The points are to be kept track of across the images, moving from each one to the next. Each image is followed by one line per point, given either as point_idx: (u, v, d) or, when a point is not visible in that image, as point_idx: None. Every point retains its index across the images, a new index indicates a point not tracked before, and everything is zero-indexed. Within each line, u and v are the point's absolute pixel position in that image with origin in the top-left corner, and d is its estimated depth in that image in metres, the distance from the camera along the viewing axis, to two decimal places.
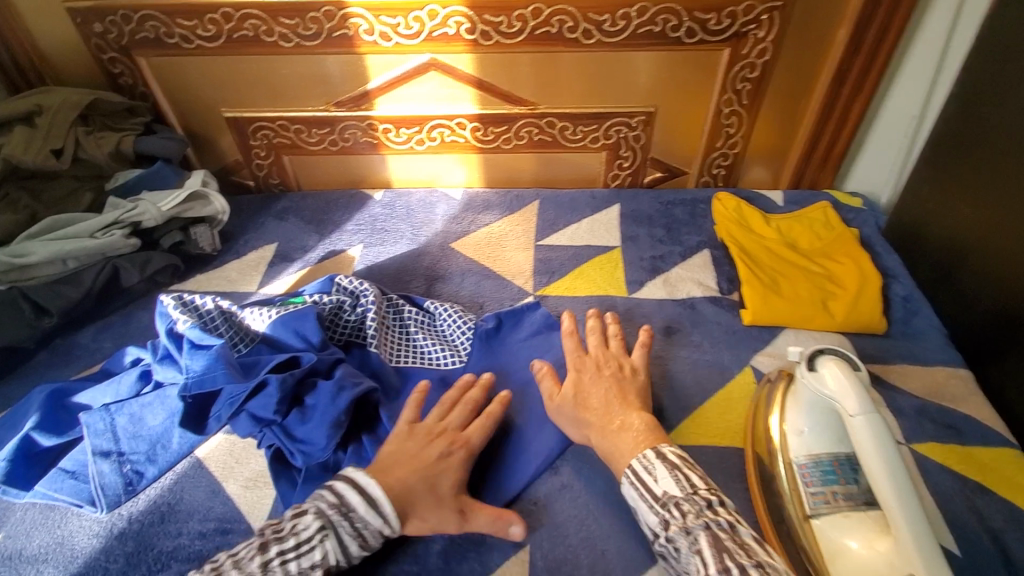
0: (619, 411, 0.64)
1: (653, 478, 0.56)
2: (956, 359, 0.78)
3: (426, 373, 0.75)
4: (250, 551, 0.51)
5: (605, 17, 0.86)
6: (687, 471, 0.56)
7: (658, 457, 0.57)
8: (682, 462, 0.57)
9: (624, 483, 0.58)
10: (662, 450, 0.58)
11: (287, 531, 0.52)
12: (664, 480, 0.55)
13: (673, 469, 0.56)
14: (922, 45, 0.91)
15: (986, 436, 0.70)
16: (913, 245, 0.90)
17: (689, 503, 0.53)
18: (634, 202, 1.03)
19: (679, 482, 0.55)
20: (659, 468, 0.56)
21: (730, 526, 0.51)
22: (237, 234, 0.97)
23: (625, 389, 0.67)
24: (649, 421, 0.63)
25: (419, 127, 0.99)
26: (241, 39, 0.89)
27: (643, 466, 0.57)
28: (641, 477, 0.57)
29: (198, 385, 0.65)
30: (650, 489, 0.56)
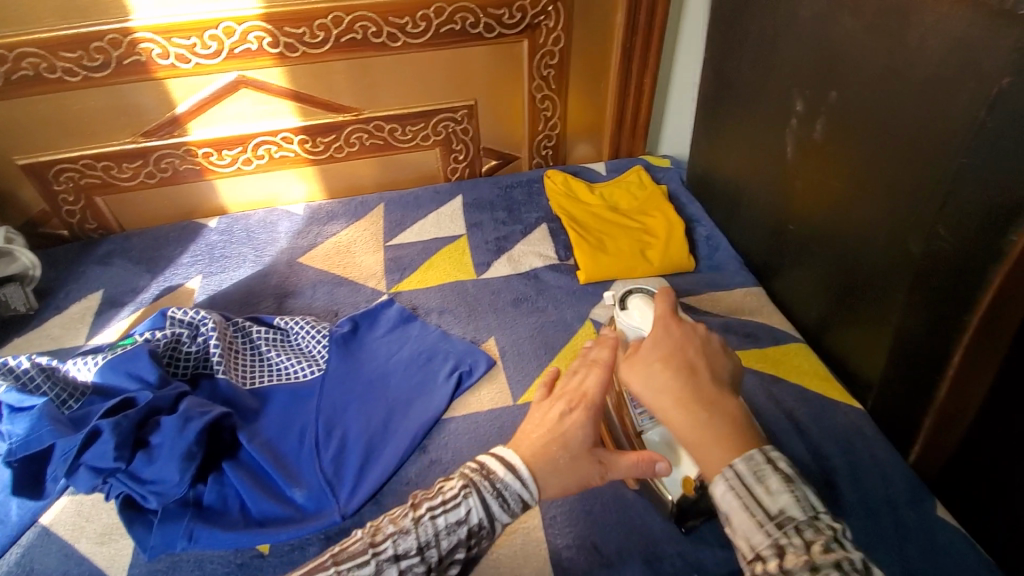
0: (707, 394, 0.49)
1: (761, 486, 0.43)
2: (751, 280, 0.93)
3: (283, 389, 0.75)
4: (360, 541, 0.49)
5: (406, 20, 0.90)
6: (804, 489, 0.44)
7: (769, 460, 0.45)
8: (797, 475, 0.45)
9: (718, 484, 0.45)
10: (772, 451, 0.45)
11: (436, 491, 0.51)
12: (779, 492, 0.43)
13: (789, 482, 0.43)
14: (688, 22, 1.06)
15: (776, 337, 0.84)
16: (706, 194, 1.05)
17: (810, 529, 0.41)
18: (474, 191, 1.09)
19: (800, 501, 0.42)
20: (771, 477, 0.44)
21: (867, 569, 0.40)
22: (55, 288, 0.89)
23: (715, 361, 0.52)
24: (739, 408, 0.49)
25: (242, 147, 0.97)
26: (22, 80, 0.83)
27: (751, 468, 0.44)
28: (745, 482, 0.44)
29: (24, 447, 0.62)
30: (756, 497, 0.43)
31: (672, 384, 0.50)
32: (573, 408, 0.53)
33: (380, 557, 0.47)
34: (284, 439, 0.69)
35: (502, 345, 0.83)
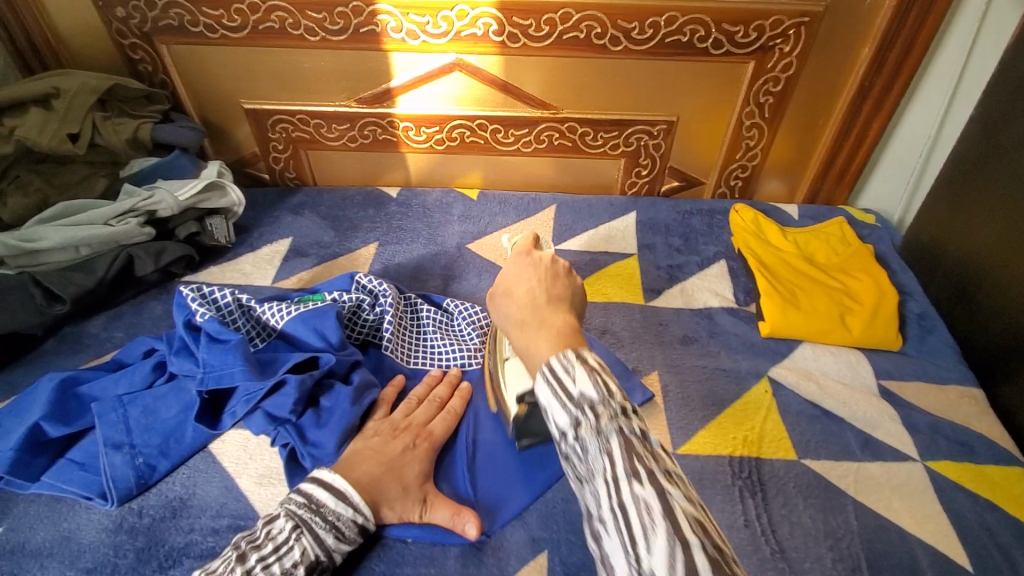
0: (544, 314, 0.52)
1: (568, 377, 0.45)
2: (970, 379, 0.79)
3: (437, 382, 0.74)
4: (227, 565, 0.49)
5: (633, 25, 0.87)
6: (606, 376, 0.45)
7: (577, 357, 0.46)
8: (602, 366, 0.46)
9: (537, 380, 0.47)
10: (584, 352, 0.47)
11: (263, 538, 0.52)
12: (582, 380, 0.45)
13: (592, 372, 0.45)
14: (940, 67, 0.91)
15: (1001, 455, 0.70)
16: (931, 265, 0.92)
17: (602, 407, 0.43)
18: (651, 211, 1.03)
19: (598, 386, 0.44)
20: (577, 369, 0.45)
21: (643, 435, 0.43)
22: (251, 228, 0.95)
23: (555, 287, 0.56)
24: (573, 325, 0.52)
25: (439, 126, 0.99)
26: (266, 31, 0.89)
27: (562, 365, 0.46)
28: (556, 377, 0.45)
29: (215, 380, 0.62)
30: (580, 427, 0.43)
31: (515, 304, 0.54)
32: (417, 444, 0.62)
33: None
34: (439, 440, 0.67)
35: (666, 383, 0.77)
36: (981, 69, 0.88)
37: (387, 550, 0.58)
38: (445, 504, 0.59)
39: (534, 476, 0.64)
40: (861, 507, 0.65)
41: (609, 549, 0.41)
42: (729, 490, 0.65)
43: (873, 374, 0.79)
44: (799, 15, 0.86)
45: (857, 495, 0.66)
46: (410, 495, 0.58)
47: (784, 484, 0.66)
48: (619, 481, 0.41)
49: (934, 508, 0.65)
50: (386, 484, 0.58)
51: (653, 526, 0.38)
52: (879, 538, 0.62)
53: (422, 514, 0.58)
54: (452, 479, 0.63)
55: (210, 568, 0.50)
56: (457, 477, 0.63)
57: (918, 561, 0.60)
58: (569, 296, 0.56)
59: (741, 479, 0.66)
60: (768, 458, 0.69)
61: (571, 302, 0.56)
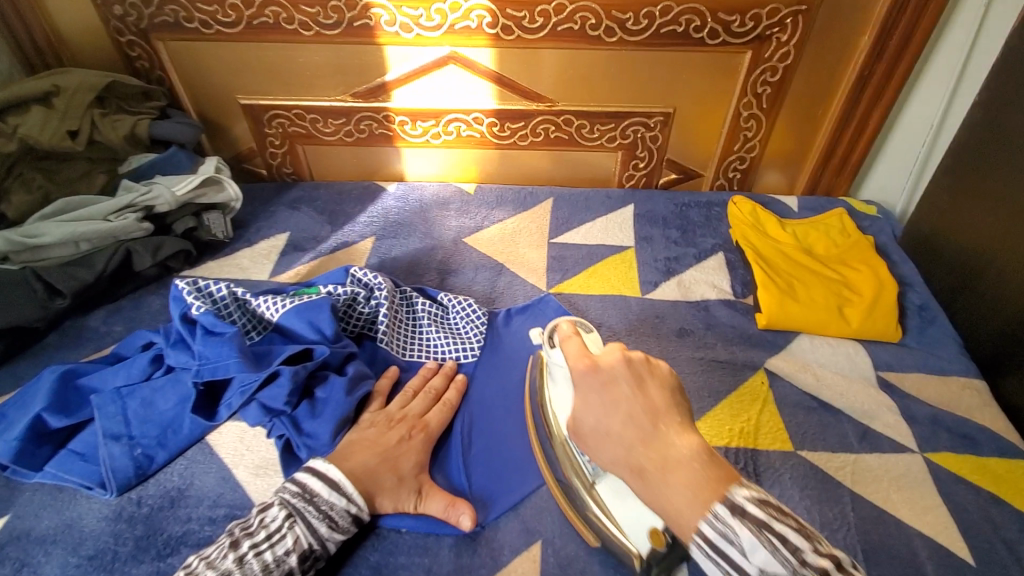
0: (659, 447, 0.44)
1: (734, 548, 0.40)
2: (971, 370, 0.78)
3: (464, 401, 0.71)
4: (221, 552, 0.50)
5: (629, 15, 0.86)
6: (775, 529, 0.39)
7: (733, 514, 0.40)
8: (764, 508, 0.41)
9: (693, 549, 0.42)
10: (739, 498, 0.41)
11: (257, 526, 0.52)
12: (755, 551, 0.39)
13: (759, 534, 0.39)
14: (945, 54, 0.91)
15: (1001, 446, 0.69)
16: (932, 255, 0.91)
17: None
18: (649, 203, 1.02)
19: (778, 556, 0.39)
20: (740, 532, 0.40)
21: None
22: (248, 223, 0.96)
23: (656, 407, 0.46)
24: (700, 447, 0.44)
25: (435, 120, 0.99)
26: (261, 26, 0.89)
27: (718, 531, 0.40)
28: (717, 549, 0.40)
29: (211, 372, 0.63)
30: (736, 563, 0.40)
31: (623, 450, 0.46)
32: (412, 435, 0.62)
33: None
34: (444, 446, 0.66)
35: None
36: (986, 56, 0.87)
37: (382, 540, 0.58)
38: (440, 494, 0.59)
39: (530, 470, 0.64)
40: (859, 499, 0.64)
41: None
42: None
43: (872, 365, 0.78)
44: (795, 4, 0.86)
45: (855, 486, 0.65)
46: (405, 486, 0.58)
47: (782, 475, 0.66)
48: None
49: (933, 499, 0.64)
50: (380, 474, 0.58)
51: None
52: (877, 529, 0.62)
53: (418, 504, 0.59)
54: (447, 470, 0.64)
55: (204, 554, 0.51)
56: (452, 467, 0.64)
57: (916, 553, 0.60)
58: (670, 396, 0.48)
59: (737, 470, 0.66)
60: (765, 450, 0.68)
61: (675, 405, 0.47)
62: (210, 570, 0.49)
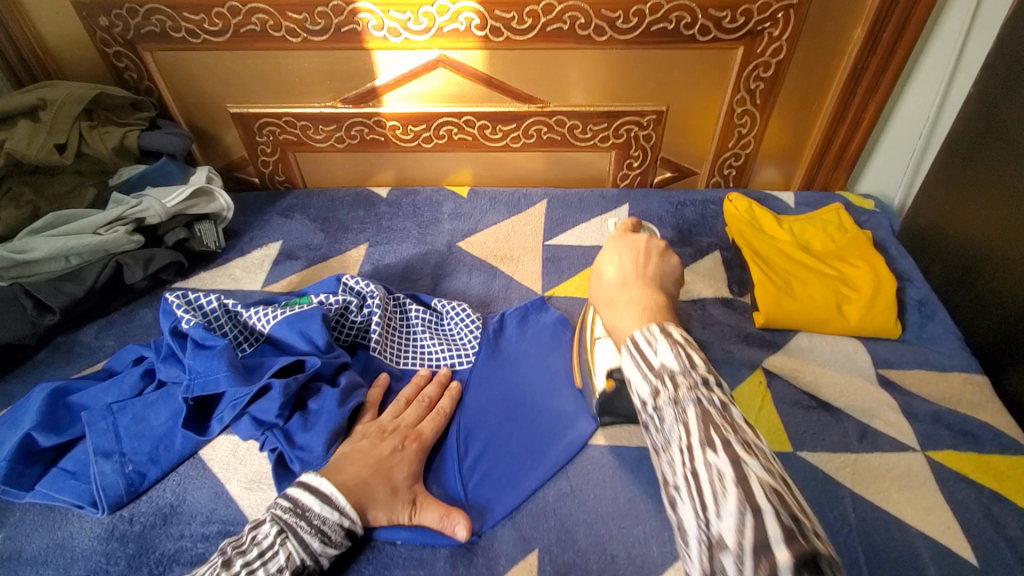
0: (631, 290, 0.54)
1: (650, 348, 0.47)
2: (973, 365, 0.77)
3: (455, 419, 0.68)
4: (213, 571, 0.50)
5: (618, 14, 0.85)
6: (690, 351, 0.47)
7: (662, 331, 0.48)
8: (686, 342, 0.48)
9: (623, 352, 0.50)
10: (672, 328, 0.49)
11: (249, 543, 0.52)
12: (663, 351, 0.47)
13: (675, 346, 0.47)
14: (940, 45, 0.89)
15: (1005, 443, 0.68)
16: (931, 250, 0.90)
17: (682, 376, 0.45)
18: (643, 203, 1.02)
19: (679, 357, 0.46)
20: (659, 342, 0.47)
21: (723, 405, 0.43)
22: (241, 232, 0.95)
23: (646, 269, 0.57)
24: (661, 302, 0.53)
25: (426, 124, 0.99)
26: (248, 34, 0.88)
27: (644, 341, 0.48)
28: (639, 350, 0.48)
29: (201, 386, 0.62)
30: (646, 360, 0.47)
31: (604, 287, 0.57)
32: (405, 446, 0.62)
33: None
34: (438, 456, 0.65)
35: None
36: (980, 47, 0.85)
37: (376, 553, 0.58)
38: (434, 505, 0.58)
39: (525, 478, 0.63)
40: (859, 500, 0.63)
41: (684, 515, 0.41)
42: None
43: (872, 362, 0.78)
44: None
45: (855, 487, 0.65)
46: (398, 497, 0.58)
47: None
48: (692, 448, 0.42)
49: (935, 499, 0.64)
50: (373, 487, 0.57)
51: (723, 492, 0.39)
52: (878, 531, 0.61)
53: (412, 516, 0.58)
54: (442, 480, 0.63)
55: (197, 574, 0.50)
56: (447, 476, 0.63)
57: (918, 554, 0.59)
58: (661, 274, 0.58)
59: None
60: None
61: (662, 279, 0.57)
62: None
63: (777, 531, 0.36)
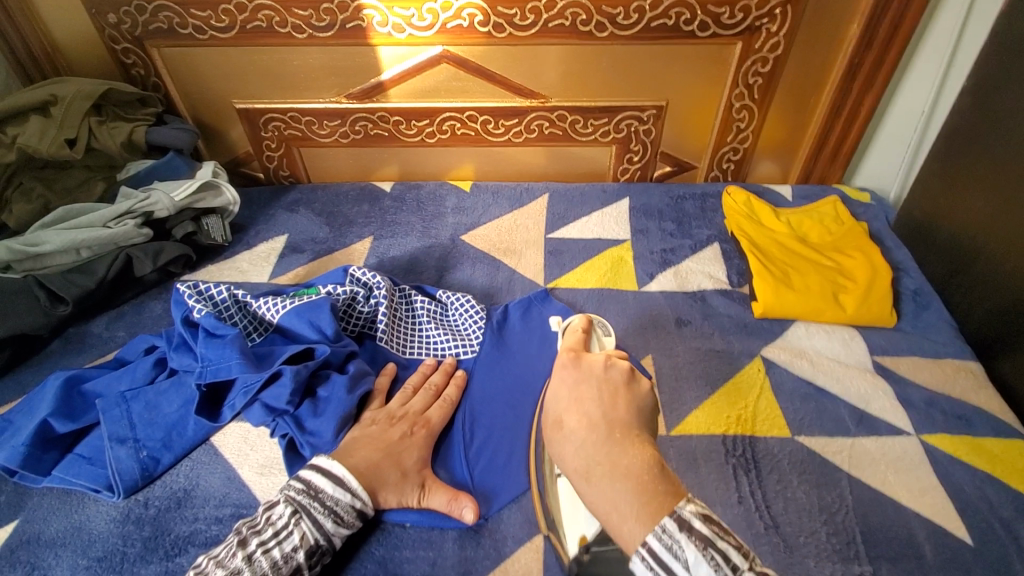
0: (611, 450, 0.49)
1: (678, 562, 0.42)
2: (966, 352, 0.79)
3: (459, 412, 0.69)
4: (229, 550, 0.51)
5: (618, 10, 0.87)
6: (721, 543, 0.42)
7: (680, 527, 0.43)
8: (707, 524, 0.44)
9: (635, 563, 0.43)
10: (687, 513, 0.44)
11: (263, 523, 0.53)
12: (694, 564, 0.41)
13: (702, 548, 0.42)
14: (935, 40, 0.91)
15: (997, 427, 0.70)
16: (926, 241, 0.92)
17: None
18: (643, 197, 1.03)
19: (713, 565, 0.41)
20: (687, 550, 0.42)
21: None
22: (247, 226, 0.97)
23: (614, 411, 0.53)
24: (651, 460, 0.48)
25: (430, 119, 1.00)
26: (255, 30, 0.89)
27: (665, 545, 0.42)
28: (662, 562, 0.42)
29: (213, 374, 0.63)
30: (675, 574, 0.42)
31: (573, 447, 0.51)
32: (414, 431, 0.63)
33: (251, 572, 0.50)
34: (445, 444, 0.66)
35: (660, 366, 0.77)
36: (974, 41, 0.87)
37: (386, 534, 0.59)
38: (443, 488, 0.60)
39: (529, 463, 0.65)
40: (856, 482, 0.65)
41: None
42: (722, 467, 0.66)
43: (868, 350, 0.79)
44: None
45: (851, 470, 0.66)
46: (408, 480, 0.59)
47: (779, 460, 0.67)
48: None
49: (930, 481, 0.65)
50: (383, 470, 0.59)
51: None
52: (875, 512, 0.63)
53: (421, 498, 0.59)
54: (449, 464, 0.64)
55: (213, 553, 0.52)
56: (454, 461, 0.65)
57: (913, 534, 0.61)
58: (634, 412, 0.54)
59: (735, 456, 0.67)
60: (763, 437, 0.69)
61: (638, 421, 0.53)
62: (220, 569, 0.50)
63: None
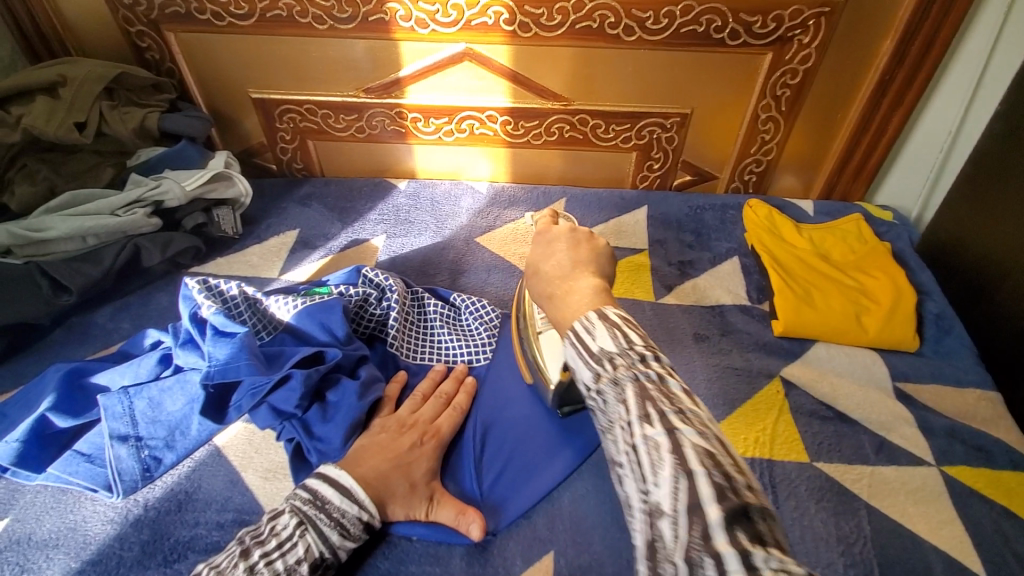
0: (570, 280, 0.52)
1: (591, 335, 0.44)
2: (988, 381, 0.77)
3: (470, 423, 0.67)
4: (232, 561, 0.49)
5: (648, 14, 0.84)
6: (627, 330, 0.44)
7: (599, 316, 0.45)
8: (625, 321, 0.45)
9: (564, 344, 0.47)
10: (609, 310, 0.46)
11: (267, 533, 0.52)
12: (601, 335, 0.44)
13: (613, 328, 0.44)
14: (966, 59, 0.88)
15: (1020, 461, 0.68)
16: (951, 264, 0.90)
17: (620, 356, 0.42)
18: (662, 206, 1.01)
19: (617, 338, 0.43)
20: (598, 327, 0.44)
21: (660, 377, 0.40)
22: (258, 218, 0.95)
23: (580, 253, 0.55)
24: (602, 286, 0.50)
25: (448, 118, 0.98)
26: (274, 19, 0.87)
27: (584, 327, 0.45)
28: (580, 339, 0.45)
29: (220, 374, 0.61)
30: (586, 347, 0.44)
31: (539, 280, 0.54)
32: (424, 441, 0.61)
33: None
34: (453, 454, 0.64)
35: None
36: (1007, 60, 0.84)
37: (390, 547, 0.58)
38: (451, 502, 0.58)
39: (540, 476, 0.63)
40: (874, 513, 0.63)
41: (628, 490, 0.38)
42: None
43: (889, 375, 0.77)
44: (818, 5, 0.84)
45: (870, 499, 0.64)
46: (416, 493, 0.58)
47: (796, 486, 0.65)
48: (632, 424, 0.39)
49: (950, 514, 0.63)
50: (391, 480, 0.57)
51: (661, 466, 0.36)
52: (893, 544, 0.61)
53: (429, 512, 0.58)
54: (458, 477, 0.63)
55: (216, 562, 0.50)
56: (463, 474, 0.63)
57: (932, 569, 0.59)
58: (596, 257, 0.55)
59: None
60: (780, 460, 0.67)
61: (600, 264, 0.55)
62: None
63: (711, 493, 0.33)
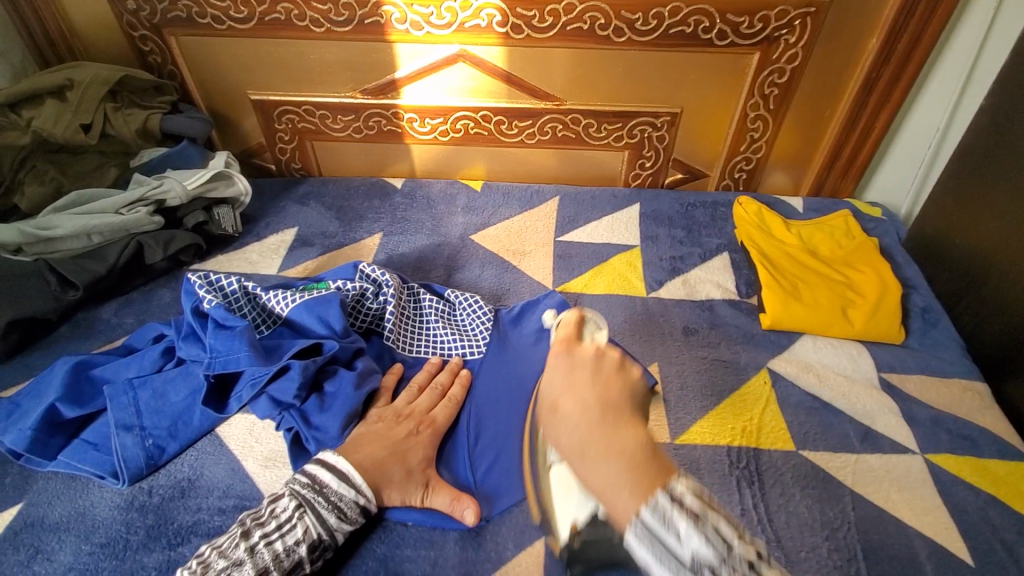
0: (608, 436, 0.46)
1: (669, 533, 0.39)
2: (972, 372, 0.79)
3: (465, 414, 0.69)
4: (232, 541, 0.52)
5: (638, 16, 0.87)
6: (711, 520, 0.39)
7: (672, 502, 0.40)
8: (700, 501, 0.41)
9: (631, 539, 0.41)
10: (677, 486, 0.41)
11: (268, 515, 0.54)
12: (689, 537, 0.38)
13: (697, 521, 0.39)
14: (952, 58, 0.90)
15: (1002, 449, 0.70)
16: (937, 258, 0.92)
17: (724, 566, 0.37)
18: (654, 203, 1.03)
19: (711, 543, 0.38)
20: (677, 520, 0.39)
21: None
22: (257, 218, 0.97)
23: (611, 394, 0.50)
24: (645, 442, 0.46)
25: (444, 118, 1.00)
26: (272, 22, 0.89)
27: (658, 518, 0.40)
28: (654, 533, 0.40)
29: (222, 365, 0.63)
30: (670, 549, 0.39)
31: (572, 431, 0.48)
32: (420, 430, 0.63)
33: (252, 564, 0.50)
34: (449, 443, 0.66)
35: (666, 373, 0.77)
36: (993, 59, 0.87)
37: (387, 532, 0.59)
38: (446, 488, 0.60)
39: None
40: (858, 499, 0.65)
41: None
42: (726, 479, 0.66)
43: (875, 367, 0.79)
44: (805, 6, 0.86)
45: (855, 486, 0.66)
46: (412, 479, 0.59)
47: (783, 474, 0.67)
48: None
49: (933, 500, 0.65)
50: (388, 467, 0.59)
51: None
52: (877, 529, 0.62)
53: (424, 498, 0.60)
54: (453, 465, 0.64)
55: (217, 543, 0.52)
56: (458, 463, 0.65)
57: (914, 552, 0.61)
58: (630, 395, 0.51)
59: (739, 468, 0.67)
60: (767, 449, 0.69)
61: (632, 405, 0.50)
62: (222, 560, 0.51)
63: None
